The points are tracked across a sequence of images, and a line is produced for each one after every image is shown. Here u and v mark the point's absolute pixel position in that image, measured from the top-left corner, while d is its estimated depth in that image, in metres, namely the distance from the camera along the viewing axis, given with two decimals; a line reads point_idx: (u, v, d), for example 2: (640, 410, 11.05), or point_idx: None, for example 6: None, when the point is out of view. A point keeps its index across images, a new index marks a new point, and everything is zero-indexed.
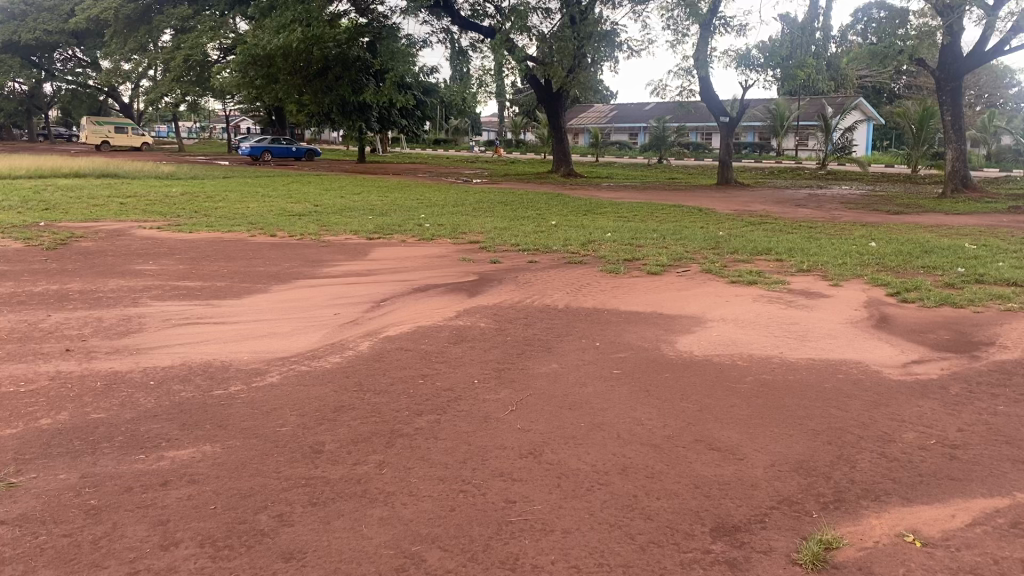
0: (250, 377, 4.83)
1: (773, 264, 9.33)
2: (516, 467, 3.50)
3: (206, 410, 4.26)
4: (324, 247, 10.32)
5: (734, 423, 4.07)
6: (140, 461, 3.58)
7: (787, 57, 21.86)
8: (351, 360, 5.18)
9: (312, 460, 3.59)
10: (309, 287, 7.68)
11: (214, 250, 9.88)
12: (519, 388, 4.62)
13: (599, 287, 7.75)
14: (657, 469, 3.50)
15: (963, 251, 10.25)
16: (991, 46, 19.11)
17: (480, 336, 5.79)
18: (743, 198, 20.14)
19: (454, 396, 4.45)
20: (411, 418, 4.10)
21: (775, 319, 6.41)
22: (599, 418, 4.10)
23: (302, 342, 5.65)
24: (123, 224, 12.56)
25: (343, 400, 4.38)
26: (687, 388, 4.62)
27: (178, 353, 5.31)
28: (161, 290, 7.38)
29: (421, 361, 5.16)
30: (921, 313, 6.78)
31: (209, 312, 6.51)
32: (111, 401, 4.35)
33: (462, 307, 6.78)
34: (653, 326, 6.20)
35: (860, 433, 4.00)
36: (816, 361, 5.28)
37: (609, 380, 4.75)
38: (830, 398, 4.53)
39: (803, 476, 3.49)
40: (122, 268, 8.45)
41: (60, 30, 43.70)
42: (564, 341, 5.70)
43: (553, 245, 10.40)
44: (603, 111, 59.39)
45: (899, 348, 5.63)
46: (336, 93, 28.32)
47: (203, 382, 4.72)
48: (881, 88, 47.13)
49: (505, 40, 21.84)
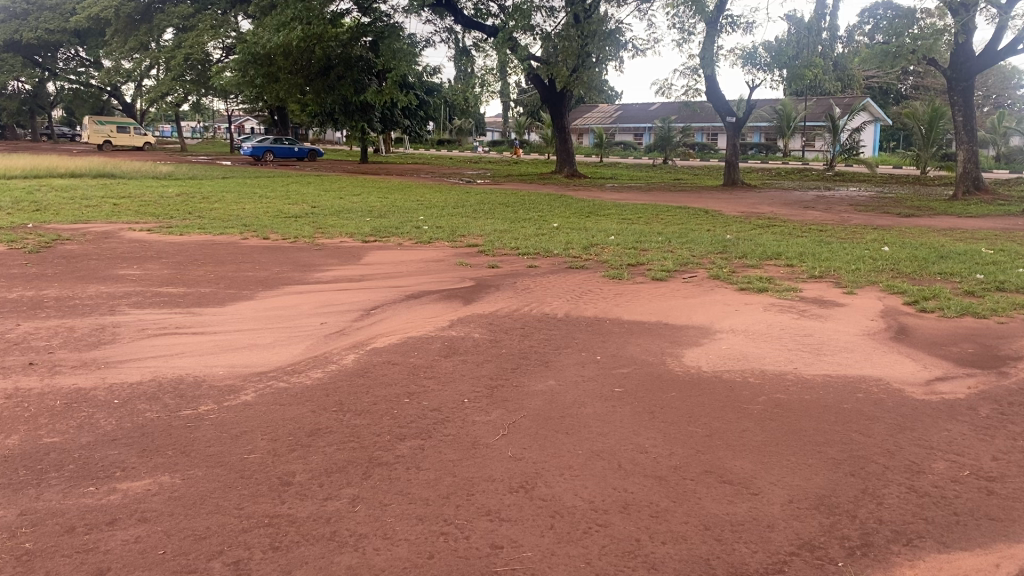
0: (224, 394, 4.48)
1: (783, 269, 8.97)
2: (505, 504, 3.14)
3: (170, 433, 3.90)
4: (317, 250, 9.97)
5: (747, 450, 3.71)
6: (88, 495, 3.23)
7: (794, 57, 21.49)
8: (333, 376, 4.83)
9: (278, 495, 3.23)
10: (297, 293, 7.33)
11: (202, 253, 9.54)
12: (512, 408, 4.25)
13: (601, 294, 7.40)
14: (662, 506, 3.14)
15: (979, 256, 9.85)
16: (1004, 45, 18.70)
17: (473, 349, 5.43)
18: (750, 199, 19.80)
19: (442, 417, 4.09)
20: (392, 444, 3.74)
21: (789, 331, 6.03)
22: (599, 444, 3.74)
23: (284, 354, 5.29)
24: (112, 226, 12.23)
25: (319, 422, 4.02)
26: (695, 409, 4.26)
27: (148, 367, 4.95)
28: (142, 297, 7.03)
29: (408, 377, 4.80)
30: (941, 323, 6.41)
31: (188, 322, 6.15)
32: (68, 423, 4.00)
33: (455, 316, 6.43)
34: (658, 338, 5.83)
35: (886, 463, 3.63)
36: (833, 378, 4.91)
37: (609, 399, 4.38)
38: (850, 421, 4.16)
39: (825, 515, 3.13)
40: (104, 273, 8.10)
41: (61, 29, 43.46)
42: (562, 354, 5.34)
43: (555, 249, 10.05)
44: (608, 112, 58.98)
45: (921, 364, 5.25)
46: (339, 92, 27.91)
47: (172, 401, 4.37)
48: (889, 88, 46.68)
49: (508, 39, 21.44)
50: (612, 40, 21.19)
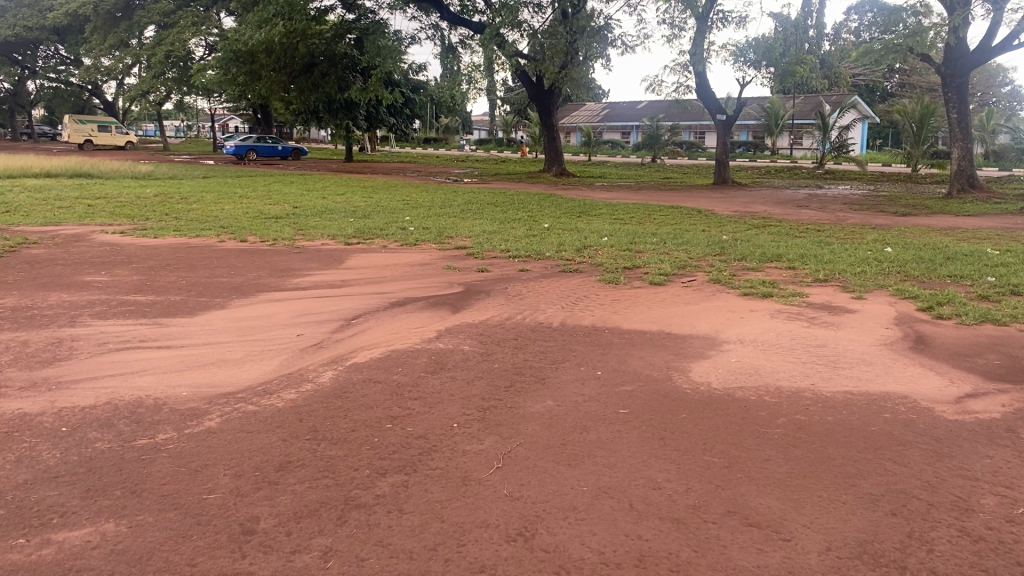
0: (185, 420, 4.02)
1: (786, 272, 8.55)
2: (501, 558, 2.72)
3: (119, 468, 3.44)
4: (295, 254, 9.49)
5: (773, 484, 3.30)
6: (15, 550, 2.78)
7: (783, 54, 21.05)
8: (309, 396, 4.39)
9: (239, 547, 2.80)
10: (273, 301, 6.86)
11: (175, 258, 9.05)
12: (507, 435, 3.81)
13: (598, 300, 6.98)
14: (683, 558, 2.73)
15: (987, 257, 9.47)
16: (998, 41, 18.41)
17: (462, 364, 5.00)
18: (743, 199, 19.29)
19: (427, 447, 3.66)
20: (371, 481, 3.30)
21: (800, 341, 5.63)
22: (606, 479, 3.31)
23: (255, 372, 4.84)
24: (84, 228, 11.70)
25: (290, 454, 3.58)
26: (710, 434, 3.84)
27: (103, 388, 4.48)
28: (106, 306, 6.55)
29: (392, 398, 4.35)
30: (960, 331, 6.03)
31: (153, 334, 5.67)
32: (7, 457, 3.55)
33: (442, 326, 5.98)
34: (661, 350, 5.41)
35: (929, 499, 3.22)
36: (855, 396, 4.50)
37: (615, 423, 3.96)
38: (881, 447, 3.75)
39: (870, 567, 2.72)
40: (67, 279, 7.61)
41: (40, 26, 42.63)
42: (559, 369, 4.91)
43: (546, 250, 9.60)
44: (596, 111, 58.44)
45: (948, 378, 4.86)
46: (323, 90, 27.18)
47: (127, 428, 3.91)
48: (875, 84, 46.58)
49: (495, 35, 21.05)
50: (599, 37, 20.77)
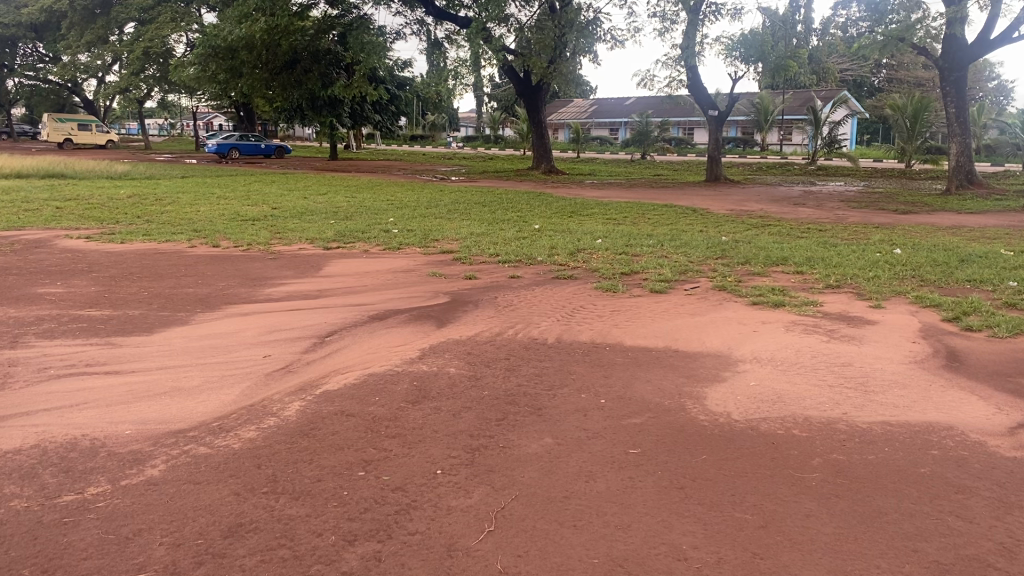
0: (123, 468, 3.43)
1: (794, 278, 8.01)
2: None
3: (33, 537, 2.85)
4: (271, 260, 8.89)
5: (821, 551, 2.75)
6: None
7: (772, 49, 20.48)
8: (271, 436, 3.79)
9: None
10: (240, 316, 6.24)
11: (139, 265, 8.43)
12: (500, 485, 3.25)
13: (596, 312, 6.40)
14: None
15: (999, 258, 8.96)
16: (998, 34, 17.95)
17: (448, 391, 4.42)
18: (737, 197, 18.83)
19: (405, 504, 3.08)
20: (336, 552, 2.74)
21: (823, 360, 5.08)
22: (619, 547, 2.75)
23: (211, 405, 4.23)
24: (48, 232, 11.06)
25: (241, 514, 3.00)
26: (738, 481, 3.29)
27: (34, 428, 3.88)
28: (55, 324, 5.93)
29: (368, 435, 3.77)
30: (994, 345, 5.49)
31: (103, 357, 5.06)
32: None
33: (425, 344, 5.40)
34: (671, 371, 4.85)
35: (1009, 569, 2.67)
36: (895, 428, 3.96)
37: (624, 468, 3.39)
38: (939, 496, 3.20)
39: None
40: (20, 292, 6.99)
41: (17, 23, 41.64)
42: (558, 397, 4.34)
43: (538, 255, 9.03)
44: (584, 108, 58.10)
45: (994, 405, 4.30)
46: (306, 87, 26.47)
47: (52, 480, 3.32)
48: (864, 78, 46.41)
49: (481, 29, 20.47)
50: (587, 32, 20.37)
